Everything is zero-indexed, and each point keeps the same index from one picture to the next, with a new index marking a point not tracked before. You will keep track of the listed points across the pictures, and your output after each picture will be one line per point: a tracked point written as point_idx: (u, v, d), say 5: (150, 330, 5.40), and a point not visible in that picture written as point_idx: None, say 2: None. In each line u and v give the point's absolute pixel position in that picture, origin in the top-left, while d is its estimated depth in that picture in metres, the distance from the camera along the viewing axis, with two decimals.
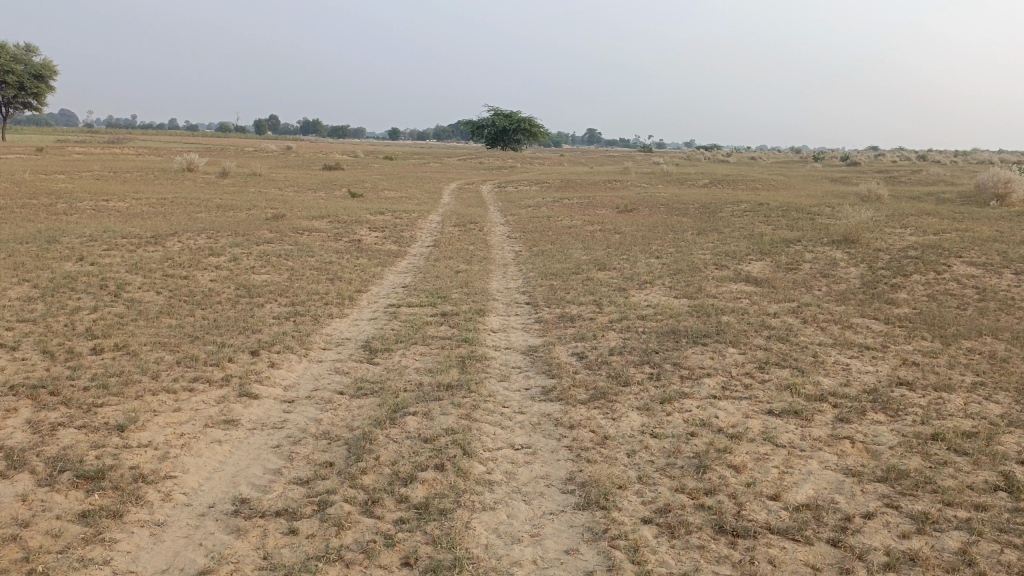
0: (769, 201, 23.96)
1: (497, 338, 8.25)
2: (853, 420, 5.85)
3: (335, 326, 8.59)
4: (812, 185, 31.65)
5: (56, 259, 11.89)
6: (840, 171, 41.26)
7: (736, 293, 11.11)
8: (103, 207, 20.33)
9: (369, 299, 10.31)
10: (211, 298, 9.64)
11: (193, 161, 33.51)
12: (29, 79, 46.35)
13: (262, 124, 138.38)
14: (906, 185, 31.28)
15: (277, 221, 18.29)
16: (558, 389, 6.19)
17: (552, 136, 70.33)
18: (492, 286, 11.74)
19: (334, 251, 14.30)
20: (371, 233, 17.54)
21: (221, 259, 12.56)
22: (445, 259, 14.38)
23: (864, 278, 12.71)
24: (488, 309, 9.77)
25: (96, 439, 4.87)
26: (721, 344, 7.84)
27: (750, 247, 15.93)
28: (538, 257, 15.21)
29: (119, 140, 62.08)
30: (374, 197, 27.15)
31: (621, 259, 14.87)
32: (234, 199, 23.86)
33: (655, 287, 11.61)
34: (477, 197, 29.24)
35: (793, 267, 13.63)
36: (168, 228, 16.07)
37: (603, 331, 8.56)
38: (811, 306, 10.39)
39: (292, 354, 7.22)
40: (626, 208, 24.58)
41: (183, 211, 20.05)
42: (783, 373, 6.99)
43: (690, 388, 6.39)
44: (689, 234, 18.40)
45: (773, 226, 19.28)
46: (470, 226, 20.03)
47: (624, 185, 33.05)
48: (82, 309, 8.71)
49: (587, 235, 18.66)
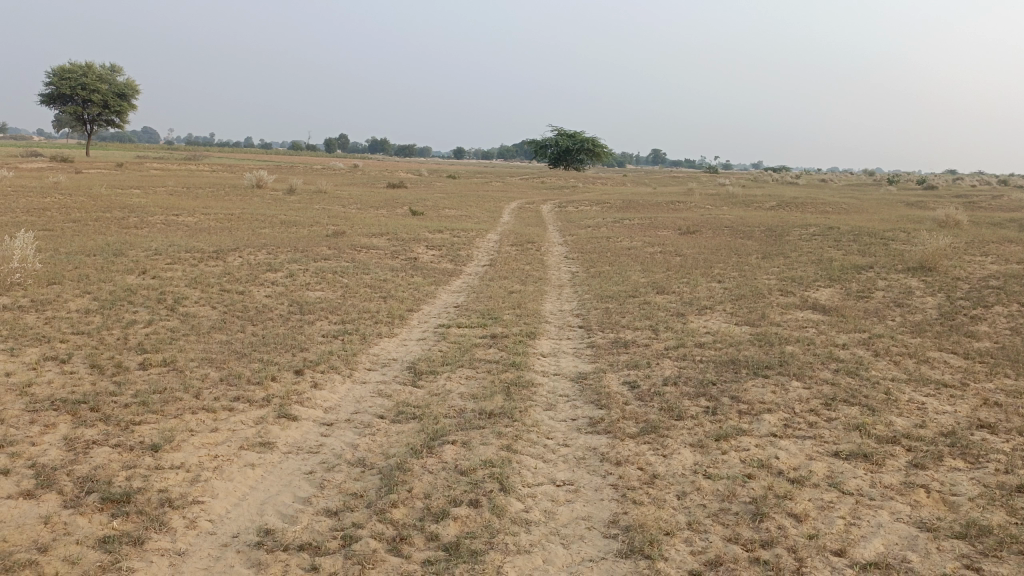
0: (839, 224, 23.13)
1: (546, 363, 7.97)
2: (929, 466, 5.37)
3: (383, 346, 8.46)
4: (886, 209, 30.46)
5: (120, 271, 12.18)
6: (916, 194, 39.72)
7: (801, 321, 10.60)
8: (172, 222, 20.93)
9: (420, 319, 10.19)
10: (263, 313, 9.67)
11: (261, 178, 34.42)
12: (113, 98, 48.55)
13: (331, 142, 142.10)
14: (987, 210, 29.84)
15: (337, 238, 18.47)
16: (607, 421, 5.88)
17: (615, 156, 69.95)
18: (546, 308, 11.50)
19: (390, 269, 14.30)
20: (428, 252, 17.54)
21: (278, 275, 12.67)
22: (501, 278, 14.22)
23: (941, 308, 12.01)
24: (540, 332, 9.52)
25: (128, 459, 4.79)
26: (784, 377, 7.40)
27: (818, 273, 15.30)
28: (595, 278, 14.91)
29: (196, 157, 64.48)
30: (435, 215, 27.30)
31: (681, 282, 14.44)
32: (297, 215, 24.30)
33: (715, 313, 11.18)
34: (537, 216, 29.14)
35: (863, 295, 12.98)
36: (231, 243, 16.37)
37: (659, 359, 8.21)
38: (883, 338, 9.81)
39: (336, 374, 7.10)
40: (688, 230, 24.08)
41: (247, 226, 20.48)
42: (851, 411, 6.52)
43: (749, 424, 5.99)
44: (753, 258, 17.83)
45: (842, 251, 18.52)
46: (528, 246, 19.86)
47: (687, 206, 32.47)
48: (137, 323, 8.81)
49: (646, 257, 18.27)
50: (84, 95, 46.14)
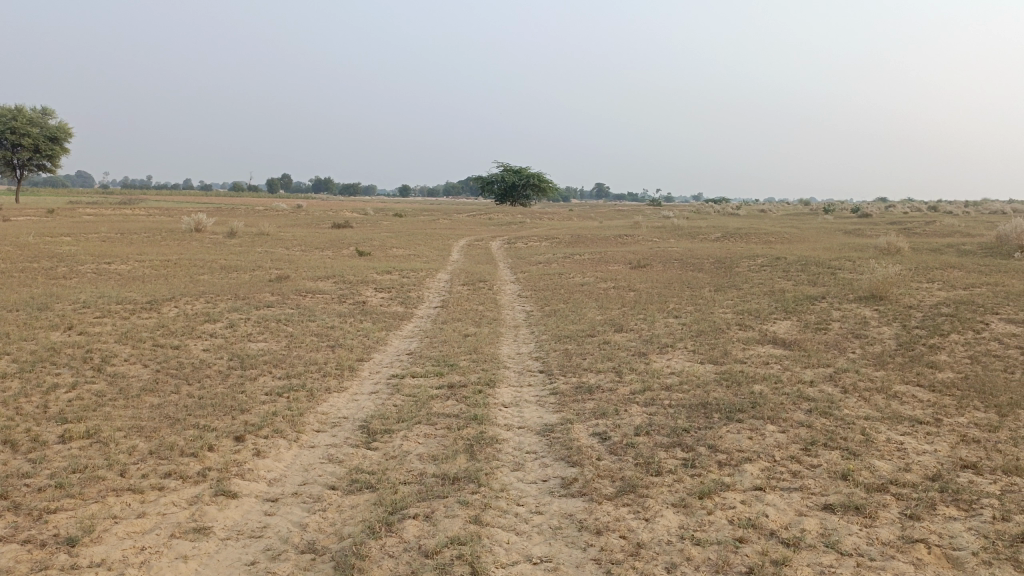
0: (786, 254, 23.36)
1: (509, 414, 7.48)
2: (924, 515, 5.05)
3: (332, 402, 7.86)
4: (827, 238, 30.99)
5: (43, 328, 11.30)
6: (854, 222, 40.74)
7: (764, 357, 10.36)
8: (104, 271, 19.90)
9: (371, 369, 9.61)
10: (201, 370, 8.98)
11: (201, 222, 33.35)
12: (43, 142, 46.78)
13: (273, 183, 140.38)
14: (924, 236, 30.61)
15: (281, 283, 17.73)
16: (580, 482, 5.42)
17: (560, 192, 70.48)
18: (503, 351, 11.03)
19: (337, 315, 13.67)
20: (377, 294, 16.96)
21: (218, 325, 11.94)
22: (454, 321, 13.71)
23: (899, 338, 11.95)
24: (499, 380, 9.03)
25: (37, 559, 4.13)
26: (759, 421, 7.06)
27: (772, 304, 15.21)
28: (551, 318, 14.52)
29: (132, 201, 62.73)
30: (382, 255, 26.71)
31: (638, 319, 14.16)
32: (239, 259, 23.42)
33: (677, 351, 10.87)
34: (486, 254, 28.79)
35: (820, 327, 12.87)
36: (167, 292, 15.52)
37: (626, 405, 7.80)
38: (848, 372, 9.61)
39: (282, 438, 6.48)
40: (639, 263, 24.00)
41: (186, 273, 19.60)
42: (834, 457, 6.20)
43: (731, 477, 5.60)
44: (706, 291, 17.71)
45: (793, 282, 18.57)
46: (480, 285, 19.41)
47: (635, 239, 32.54)
48: (59, 387, 8.04)
49: (600, 293, 18.02)
50: (12, 140, 44.37)
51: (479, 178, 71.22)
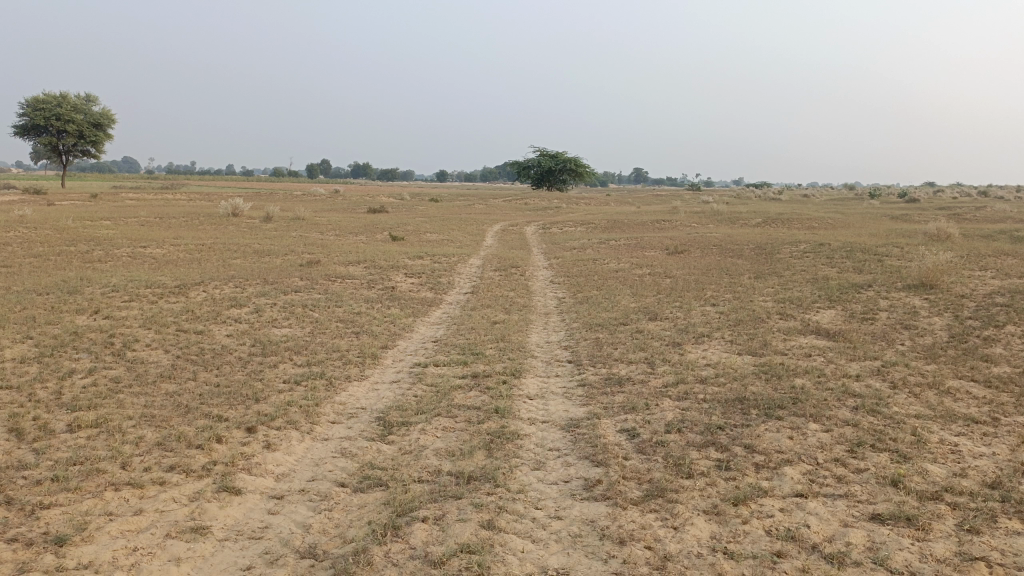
0: (829, 240, 22.59)
1: (533, 407, 7.12)
2: (984, 529, 4.58)
3: (351, 392, 7.59)
4: (873, 223, 30.01)
5: (70, 312, 11.25)
6: (900, 207, 39.44)
7: (806, 348, 9.83)
8: (139, 255, 20.01)
9: (394, 357, 9.32)
10: (220, 357, 8.79)
11: (237, 206, 33.51)
12: (88, 127, 47.52)
13: (313, 167, 142.01)
14: (976, 222, 29.34)
15: (312, 268, 17.59)
16: (604, 484, 5.04)
17: (598, 176, 69.74)
18: (531, 340, 10.67)
19: (365, 300, 13.45)
20: (407, 279, 16.73)
21: (243, 310, 11.77)
22: (483, 308, 13.37)
23: (951, 329, 11.29)
24: (525, 370, 8.68)
25: (22, 560, 3.90)
26: (799, 418, 6.60)
27: (815, 293, 14.58)
28: (583, 305, 14.09)
29: (174, 185, 63.60)
30: (416, 240, 26.51)
31: (674, 307, 13.67)
32: (272, 244, 23.40)
33: (713, 342, 10.39)
34: (521, 239, 28.43)
35: (866, 317, 12.24)
36: (197, 276, 15.46)
37: (658, 399, 7.39)
38: (897, 365, 9.05)
39: (294, 431, 6.21)
40: (676, 249, 23.42)
41: (218, 257, 19.60)
42: (882, 460, 5.72)
43: (769, 482, 5.18)
44: (746, 279, 17.10)
45: (837, 269, 17.84)
46: (512, 271, 19.04)
47: (673, 225, 31.84)
48: (76, 373, 7.90)
49: (635, 279, 17.55)
50: (58, 125, 45.18)
51: (516, 163, 70.73)
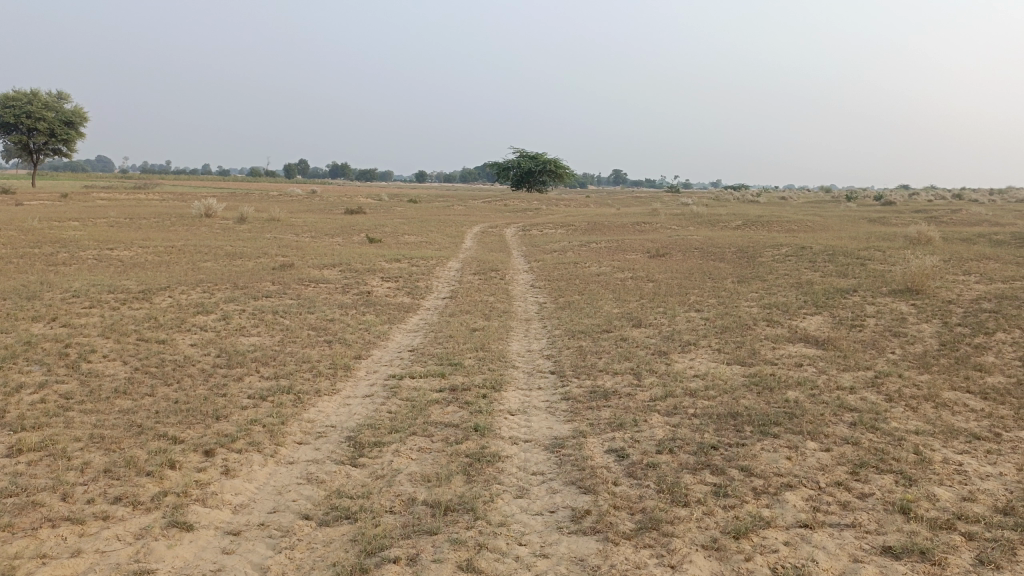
0: (812, 244, 22.41)
1: (515, 425, 6.70)
2: (1005, 563, 4.23)
3: (321, 408, 7.11)
4: (854, 226, 29.96)
5: (25, 319, 10.65)
6: (878, 210, 39.52)
7: (796, 358, 9.49)
8: (105, 257, 19.34)
9: (368, 368, 8.84)
10: (182, 369, 8.27)
11: (211, 207, 32.75)
12: (59, 126, 46.41)
13: (291, 168, 140.65)
14: (954, 225, 29.35)
15: (285, 271, 17.04)
16: (594, 515, 4.64)
17: (577, 177, 69.50)
18: (512, 348, 10.25)
19: (339, 306, 12.95)
20: (383, 284, 16.23)
21: (210, 317, 11.23)
22: (462, 314, 12.92)
23: (940, 336, 11.03)
24: (507, 382, 8.26)
25: None
26: (797, 436, 6.23)
27: (800, 298, 14.30)
28: (565, 311, 13.69)
29: (148, 185, 62.45)
30: (394, 242, 26.03)
31: (658, 313, 13.32)
32: (245, 246, 22.75)
33: (700, 350, 10.03)
34: (500, 241, 28.02)
35: (854, 323, 11.96)
36: (165, 280, 14.86)
37: (646, 414, 7.00)
38: (890, 376, 8.73)
39: (257, 454, 5.75)
40: (658, 252, 23.12)
41: (188, 260, 18.99)
42: (886, 483, 5.37)
43: (769, 511, 4.80)
44: (729, 283, 16.81)
45: (820, 273, 17.61)
46: (492, 275, 18.61)
47: (654, 227, 31.58)
48: (24, 387, 7.36)
49: (617, 283, 17.21)
50: (29, 123, 44.07)
51: (495, 164, 70.28)
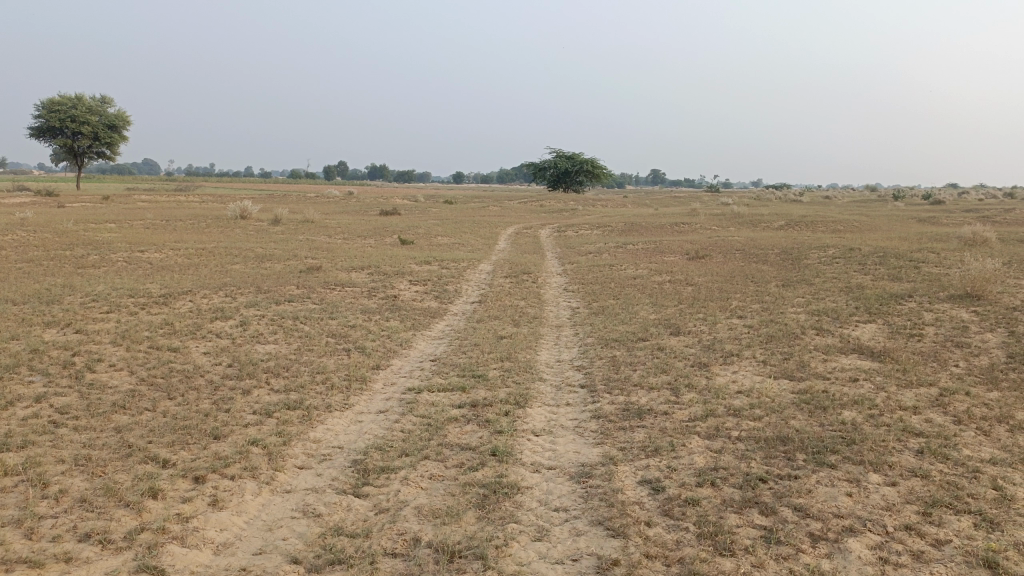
0: (859, 245, 21.37)
1: (538, 448, 6.08)
2: None
3: (328, 426, 6.57)
4: (903, 226, 28.68)
5: (40, 325, 10.33)
6: (928, 210, 37.94)
7: (849, 372, 8.68)
8: (135, 260, 19.17)
9: (385, 381, 8.26)
10: (189, 380, 7.80)
11: (246, 209, 32.66)
12: (104, 129, 47.00)
13: (331, 169, 142.17)
14: (1009, 225, 27.87)
15: (312, 274, 16.65)
16: (623, 566, 4.00)
17: (614, 177, 68.51)
18: (541, 359, 9.63)
19: (363, 311, 12.46)
20: (411, 287, 15.74)
21: (228, 324, 10.79)
22: (489, 320, 12.33)
23: (1008, 346, 10.06)
24: (532, 397, 7.63)
25: None
26: (857, 468, 5.50)
27: (850, 304, 13.40)
28: (599, 317, 12.99)
29: (188, 187, 63.08)
30: (426, 244, 25.59)
31: (697, 319, 12.56)
32: (276, 248, 22.46)
33: (744, 362, 9.29)
34: (535, 243, 27.40)
35: (910, 333, 11.04)
36: (188, 283, 14.52)
37: (684, 438, 6.31)
38: (956, 394, 7.87)
39: (252, 481, 5.22)
40: (697, 254, 22.27)
41: (217, 262, 18.71)
42: (966, 527, 4.61)
43: (829, 564, 4.10)
44: (773, 287, 15.97)
45: (870, 277, 16.62)
46: (523, 278, 17.97)
47: (692, 228, 30.64)
48: (19, 400, 6.95)
49: (654, 287, 16.48)
50: (74, 127, 44.64)
51: (532, 165, 69.61)
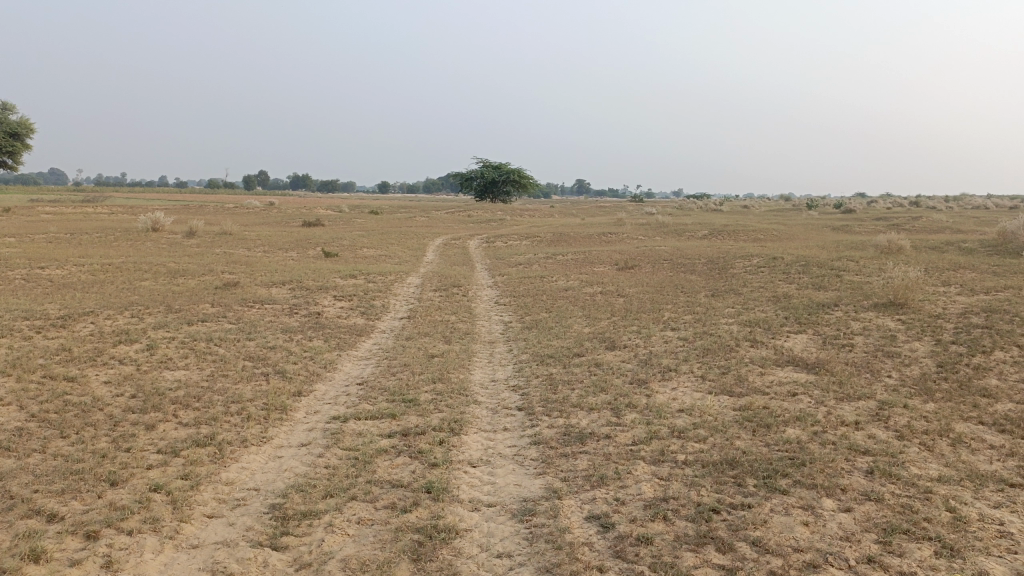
0: (782, 253, 21.76)
1: (477, 482, 5.64)
2: None
3: (243, 464, 5.97)
4: (820, 234, 29.53)
5: None
6: (841, 218, 39.30)
7: (788, 386, 8.55)
8: (34, 277, 17.81)
9: (308, 410, 7.66)
10: (86, 414, 7.03)
11: (158, 220, 31.07)
12: (4, 137, 44.14)
13: (250, 179, 138.35)
14: (919, 233, 28.98)
15: (230, 291, 15.77)
16: None
17: (541, 187, 68.67)
18: (475, 378, 9.19)
19: (285, 331, 11.77)
20: (336, 303, 15.08)
21: (134, 349, 9.94)
22: (419, 337, 11.81)
23: (936, 356, 10.17)
24: (467, 423, 7.18)
25: None
26: (810, 494, 5.27)
27: (780, 314, 13.46)
28: (532, 331, 12.63)
29: (97, 198, 59.93)
30: (351, 256, 24.83)
31: (632, 332, 12.35)
32: (191, 262, 21.32)
33: (682, 378, 9.07)
34: (463, 254, 26.95)
35: (841, 343, 11.08)
36: (92, 303, 13.46)
37: (630, 464, 5.98)
38: (895, 406, 7.80)
39: (155, 535, 4.61)
40: (626, 264, 22.26)
41: (126, 279, 17.55)
42: (928, 556, 4.40)
43: None
44: (703, 297, 15.98)
45: (795, 286, 16.85)
46: (453, 292, 17.49)
47: (620, 238, 30.77)
48: None
49: (586, 299, 16.28)
50: None
51: (459, 175, 69.09)
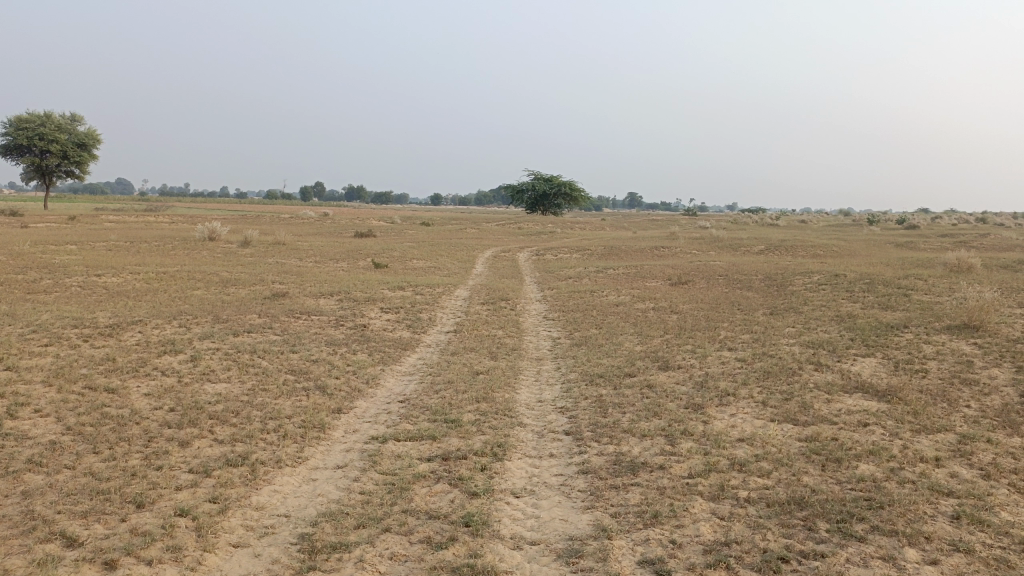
0: (844, 270, 20.89)
1: (520, 515, 5.24)
2: None
3: (276, 487, 5.69)
4: (884, 251, 28.39)
5: None
6: (904, 234, 37.82)
7: (857, 416, 7.92)
8: (91, 284, 18.09)
9: (347, 429, 7.36)
10: (122, 428, 6.86)
11: (214, 230, 31.55)
12: (72, 148, 45.61)
13: (306, 190, 141.08)
14: (990, 250, 27.66)
15: (277, 301, 15.71)
16: None
17: (593, 200, 68.08)
18: (520, 398, 8.80)
19: (329, 343, 11.56)
20: (383, 315, 14.88)
21: (177, 359, 9.84)
22: (464, 353, 11.48)
23: (1020, 384, 9.39)
24: (511, 448, 6.78)
25: None
26: (889, 543, 4.73)
27: (845, 335, 12.74)
28: (581, 349, 12.20)
29: (157, 207, 61.55)
30: (401, 268, 24.74)
31: (686, 352, 11.80)
32: (243, 272, 21.46)
33: (742, 403, 8.53)
34: (512, 266, 26.63)
35: (913, 369, 10.34)
36: (142, 312, 13.51)
37: (687, 500, 5.50)
38: (978, 441, 7.14)
39: (176, 566, 4.33)
40: (679, 279, 21.66)
41: (178, 287, 17.69)
42: None
43: None
44: (761, 315, 15.32)
45: (860, 305, 16.04)
46: (501, 305, 17.17)
47: (673, 252, 30.13)
48: None
49: (637, 315, 15.78)
50: (41, 145, 43.22)
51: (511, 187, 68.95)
